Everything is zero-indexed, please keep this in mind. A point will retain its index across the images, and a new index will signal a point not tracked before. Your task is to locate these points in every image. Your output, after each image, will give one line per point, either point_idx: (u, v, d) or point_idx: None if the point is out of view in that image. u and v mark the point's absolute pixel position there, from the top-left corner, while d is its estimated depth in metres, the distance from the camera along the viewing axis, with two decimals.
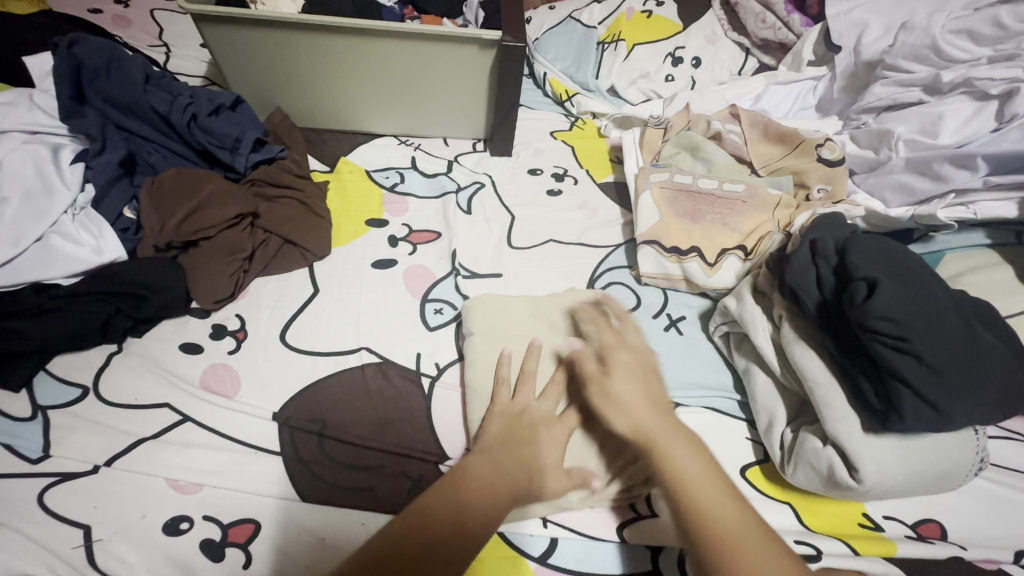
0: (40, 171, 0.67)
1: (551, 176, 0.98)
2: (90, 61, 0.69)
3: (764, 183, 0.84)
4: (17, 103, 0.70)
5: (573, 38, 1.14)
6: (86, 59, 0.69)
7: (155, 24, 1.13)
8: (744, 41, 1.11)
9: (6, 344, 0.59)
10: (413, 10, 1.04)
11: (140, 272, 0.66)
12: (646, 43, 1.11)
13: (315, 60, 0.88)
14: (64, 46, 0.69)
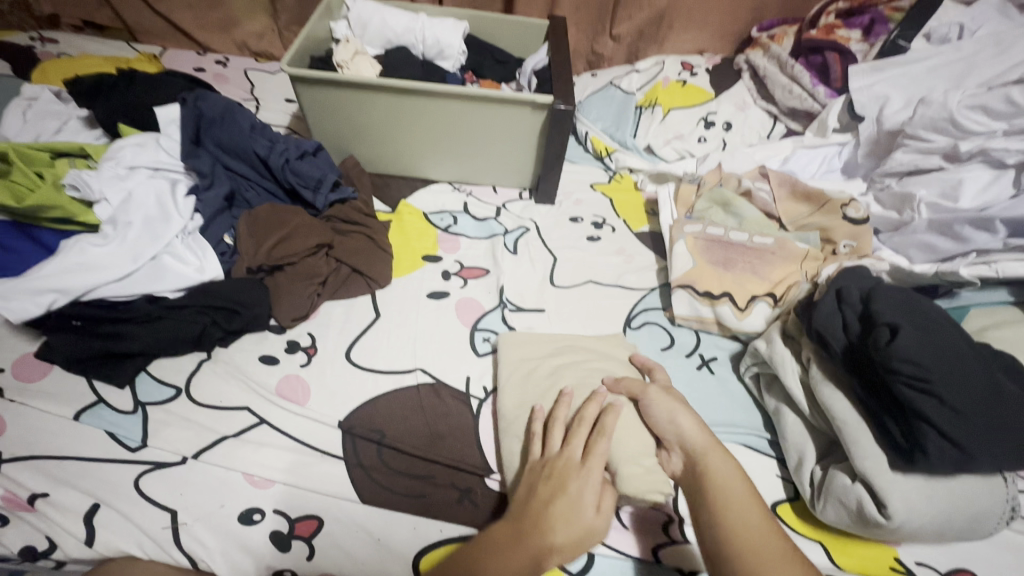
0: (160, 200, 0.78)
1: (591, 224, 1.07)
2: (210, 114, 0.83)
3: (793, 238, 0.90)
4: (146, 143, 0.82)
5: (613, 102, 1.25)
6: (207, 111, 0.82)
7: (248, 82, 1.30)
8: (773, 109, 1.21)
9: (120, 345, 0.69)
10: (472, 75, 1.18)
11: (233, 290, 0.75)
12: (681, 108, 1.22)
13: (388, 118, 1.01)
14: (192, 101, 0.83)
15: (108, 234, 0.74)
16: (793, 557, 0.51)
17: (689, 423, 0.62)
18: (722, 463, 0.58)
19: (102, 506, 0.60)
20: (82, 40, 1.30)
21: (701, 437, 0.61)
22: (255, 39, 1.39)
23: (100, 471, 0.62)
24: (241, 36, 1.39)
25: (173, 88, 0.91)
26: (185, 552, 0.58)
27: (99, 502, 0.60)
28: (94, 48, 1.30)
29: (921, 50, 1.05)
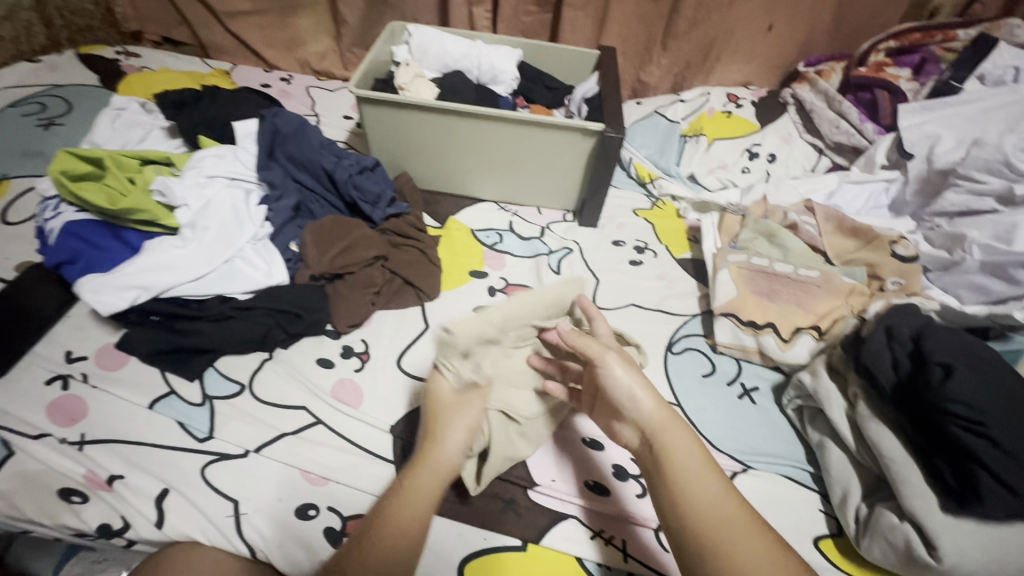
0: (235, 208, 0.84)
1: (633, 248, 1.09)
2: (285, 130, 0.89)
3: (838, 272, 0.90)
4: (225, 154, 0.89)
5: (658, 130, 1.28)
6: (283, 126, 0.89)
7: (310, 99, 1.38)
8: (818, 143, 1.21)
9: (194, 341, 0.74)
10: (523, 100, 1.23)
11: (296, 294, 0.80)
12: (725, 138, 1.24)
13: (443, 138, 1.05)
14: (270, 117, 0.89)
15: (187, 237, 0.80)
16: (760, 536, 0.53)
17: (649, 402, 0.59)
18: (678, 443, 0.57)
19: (171, 491, 0.64)
20: (162, 55, 1.41)
21: (659, 414, 0.59)
22: (318, 59, 1.48)
23: (170, 458, 0.66)
24: (305, 56, 1.48)
25: (249, 105, 0.98)
26: (245, 541, 0.61)
27: (169, 487, 0.64)
28: (173, 63, 1.40)
29: (974, 91, 1.06)
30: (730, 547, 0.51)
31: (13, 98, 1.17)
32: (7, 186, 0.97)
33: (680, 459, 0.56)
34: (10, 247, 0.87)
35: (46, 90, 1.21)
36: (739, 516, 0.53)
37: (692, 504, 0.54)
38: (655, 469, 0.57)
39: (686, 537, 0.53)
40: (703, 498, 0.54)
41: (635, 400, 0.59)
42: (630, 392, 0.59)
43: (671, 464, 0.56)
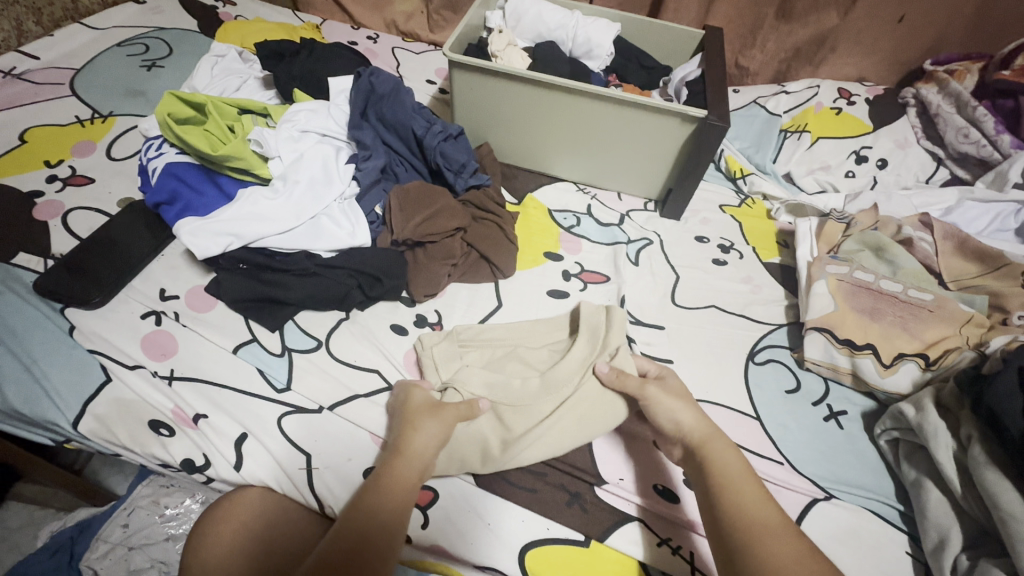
0: (325, 165, 0.84)
1: (717, 246, 1.03)
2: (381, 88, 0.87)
3: (955, 297, 0.81)
4: (318, 108, 0.88)
5: (755, 122, 1.20)
6: (378, 85, 0.87)
7: (395, 59, 1.36)
8: (938, 151, 1.10)
9: (277, 293, 0.74)
10: (616, 78, 1.17)
11: (379, 257, 0.79)
12: (831, 138, 1.13)
13: (530, 110, 1.01)
14: (366, 75, 0.87)
15: (278, 189, 0.81)
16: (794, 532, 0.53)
17: (690, 417, 0.64)
18: (723, 452, 0.61)
19: (249, 436, 0.65)
20: (257, 5, 1.42)
21: (701, 427, 0.64)
22: (404, 18, 1.45)
23: (249, 404, 0.68)
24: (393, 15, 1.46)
25: (342, 61, 0.97)
26: (315, 495, 0.63)
27: (247, 432, 0.66)
28: (266, 13, 1.41)
29: None
30: (764, 538, 0.52)
31: (120, 37, 1.21)
32: (112, 122, 1.01)
33: (725, 464, 0.60)
34: (114, 182, 0.90)
35: (150, 32, 1.24)
36: (774, 519, 0.54)
37: (730, 499, 0.56)
38: (698, 475, 0.61)
39: (723, 534, 0.54)
40: (747, 499, 0.56)
41: (678, 422, 0.65)
42: (675, 418, 0.65)
43: (717, 468, 0.59)
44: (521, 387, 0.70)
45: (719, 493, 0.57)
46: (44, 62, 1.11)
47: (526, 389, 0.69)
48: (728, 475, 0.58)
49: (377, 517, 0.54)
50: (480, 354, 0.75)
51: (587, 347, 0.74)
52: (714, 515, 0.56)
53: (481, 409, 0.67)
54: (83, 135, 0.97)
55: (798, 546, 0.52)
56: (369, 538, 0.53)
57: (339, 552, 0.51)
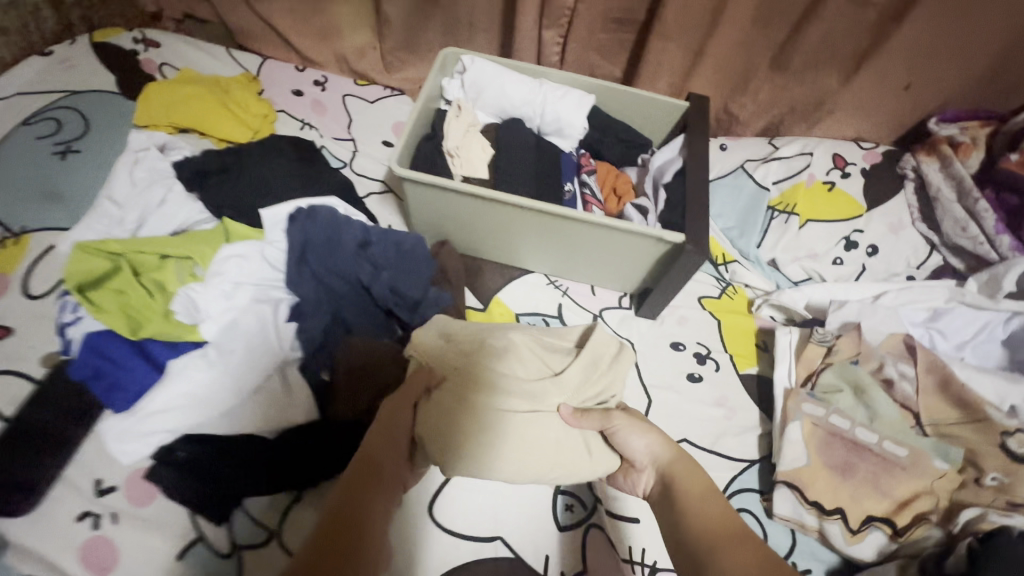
0: (262, 329, 0.77)
1: (692, 354, 0.98)
2: (316, 236, 0.81)
3: (930, 449, 0.79)
4: (254, 254, 0.80)
5: (742, 195, 1.10)
6: (313, 234, 0.80)
7: (346, 113, 1.21)
8: (934, 237, 1.03)
9: (218, 488, 0.69)
10: (589, 156, 1.05)
11: (326, 434, 0.73)
12: (821, 221, 1.05)
13: (494, 222, 0.92)
14: (302, 220, 0.81)
15: (212, 362, 0.75)
16: (748, 536, 0.58)
17: (655, 444, 0.70)
18: (684, 479, 0.67)
19: None
20: (184, 45, 1.24)
21: (665, 453, 0.70)
22: (354, 54, 1.28)
23: None
24: (342, 49, 1.28)
25: (282, 183, 0.90)
26: None
27: None
28: (195, 55, 1.23)
29: None
30: (716, 551, 0.57)
31: (27, 112, 1.06)
32: (28, 242, 0.91)
33: (687, 486, 0.65)
34: (34, 331, 0.82)
35: (61, 101, 1.09)
36: (728, 526, 0.60)
37: (689, 519, 0.62)
38: (667, 497, 0.67)
39: (689, 550, 0.59)
40: (702, 516, 0.61)
41: (649, 452, 0.70)
42: (645, 450, 0.71)
43: (679, 489, 0.66)
44: (480, 405, 0.69)
45: (677, 515, 0.63)
46: None
47: (485, 410, 0.69)
48: (689, 501, 0.64)
49: (348, 518, 0.54)
50: (471, 354, 0.73)
51: (578, 377, 0.73)
52: (676, 532, 0.63)
53: (462, 385, 0.70)
54: None
55: (752, 550, 0.56)
56: (346, 529, 0.54)
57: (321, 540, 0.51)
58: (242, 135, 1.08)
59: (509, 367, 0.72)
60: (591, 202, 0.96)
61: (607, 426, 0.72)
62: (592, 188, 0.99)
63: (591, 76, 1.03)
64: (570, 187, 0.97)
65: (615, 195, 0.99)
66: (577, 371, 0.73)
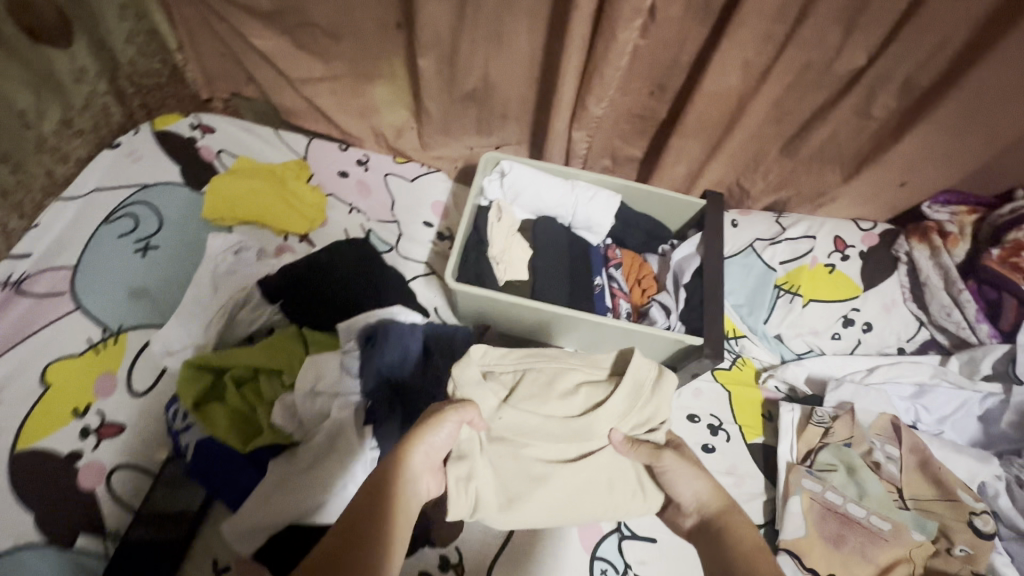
0: (346, 432, 0.88)
1: (707, 426, 1.11)
2: (390, 354, 0.92)
3: (910, 522, 0.93)
4: (333, 364, 0.91)
5: (752, 273, 1.21)
6: (388, 352, 0.91)
7: (388, 193, 1.32)
8: (922, 315, 1.16)
9: None
10: (615, 246, 1.16)
11: None
12: (821, 301, 1.17)
13: (534, 321, 1.04)
14: (378, 339, 0.92)
15: (308, 459, 0.87)
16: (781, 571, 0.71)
17: (704, 488, 0.82)
18: (734, 517, 0.79)
19: None
20: (236, 129, 1.34)
21: (716, 500, 0.81)
22: (393, 132, 1.37)
23: None
24: (380, 126, 1.36)
25: (347, 287, 1.00)
26: None
27: None
28: (247, 140, 1.33)
29: None
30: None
31: (106, 210, 1.17)
32: (126, 342, 1.03)
33: (739, 540, 0.76)
34: (144, 427, 0.96)
35: (135, 196, 1.20)
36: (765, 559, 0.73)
37: (732, 553, 0.75)
38: (711, 530, 0.80)
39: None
40: (745, 553, 0.74)
41: (696, 492, 0.82)
42: (694, 491, 0.83)
43: (726, 526, 0.79)
44: (536, 427, 0.83)
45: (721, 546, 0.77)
46: (37, 260, 1.09)
47: (542, 432, 0.83)
48: (736, 535, 0.77)
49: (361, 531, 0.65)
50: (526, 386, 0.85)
51: (622, 405, 0.84)
52: (719, 556, 0.77)
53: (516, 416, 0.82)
54: (103, 367, 1.00)
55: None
56: (352, 537, 0.65)
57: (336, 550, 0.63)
58: (301, 226, 1.20)
59: (559, 402, 0.84)
60: (618, 295, 1.09)
61: (655, 461, 0.83)
62: (618, 281, 1.11)
63: (616, 176, 1.14)
64: (600, 281, 1.09)
65: (639, 286, 1.11)
66: (617, 402, 0.84)
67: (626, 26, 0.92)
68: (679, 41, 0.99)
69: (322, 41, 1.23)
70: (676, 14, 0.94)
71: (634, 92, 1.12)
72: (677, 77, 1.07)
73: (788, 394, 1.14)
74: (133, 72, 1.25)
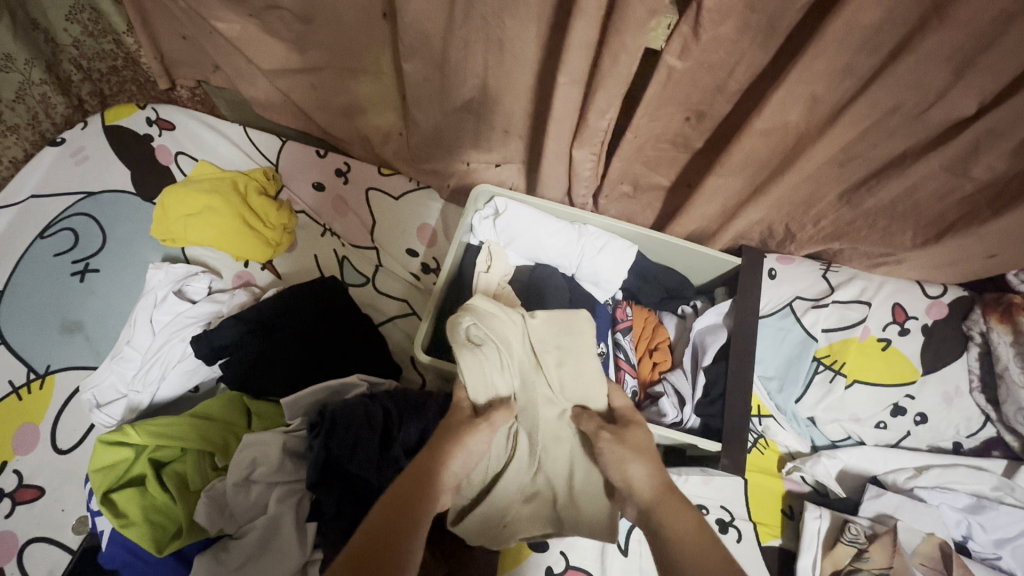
0: (283, 531, 0.74)
1: (715, 521, 0.93)
2: (338, 449, 0.75)
3: None
4: (273, 454, 0.76)
5: (787, 340, 1.01)
6: (335, 448, 0.75)
7: (368, 212, 1.14)
8: (990, 410, 0.96)
9: None
10: (627, 302, 0.98)
11: None
12: (869, 383, 0.98)
13: None
14: (327, 426, 0.76)
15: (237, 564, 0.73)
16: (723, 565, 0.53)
17: (640, 473, 0.62)
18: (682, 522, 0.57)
19: None
20: (198, 126, 1.16)
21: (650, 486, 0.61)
22: (380, 137, 1.15)
23: None
24: (365, 129, 1.15)
25: (300, 349, 0.84)
26: None
27: None
28: (208, 137, 1.16)
29: None
30: None
31: (42, 220, 1.02)
32: (52, 384, 0.91)
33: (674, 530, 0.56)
34: (65, 494, 0.84)
35: (77, 206, 1.05)
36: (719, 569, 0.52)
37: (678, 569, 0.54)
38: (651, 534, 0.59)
39: None
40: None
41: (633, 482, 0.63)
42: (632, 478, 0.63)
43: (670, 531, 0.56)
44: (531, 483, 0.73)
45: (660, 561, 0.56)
46: None
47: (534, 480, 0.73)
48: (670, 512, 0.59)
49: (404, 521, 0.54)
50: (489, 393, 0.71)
51: (508, 332, 0.73)
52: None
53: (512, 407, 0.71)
54: (22, 417, 0.88)
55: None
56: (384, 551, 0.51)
57: (354, 553, 0.50)
58: (263, 254, 1.04)
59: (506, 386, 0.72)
60: (623, 367, 0.89)
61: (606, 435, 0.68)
62: (626, 350, 0.91)
63: (633, 222, 0.95)
64: (603, 348, 0.90)
65: (650, 356, 0.93)
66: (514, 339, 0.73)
67: (632, 37, 0.70)
68: (725, 66, 0.77)
69: (294, 27, 1.02)
70: (725, 34, 0.72)
71: (665, 120, 0.90)
72: (720, 107, 0.84)
73: (814, 487, 0.98)
74: (79, 57, 1.10)
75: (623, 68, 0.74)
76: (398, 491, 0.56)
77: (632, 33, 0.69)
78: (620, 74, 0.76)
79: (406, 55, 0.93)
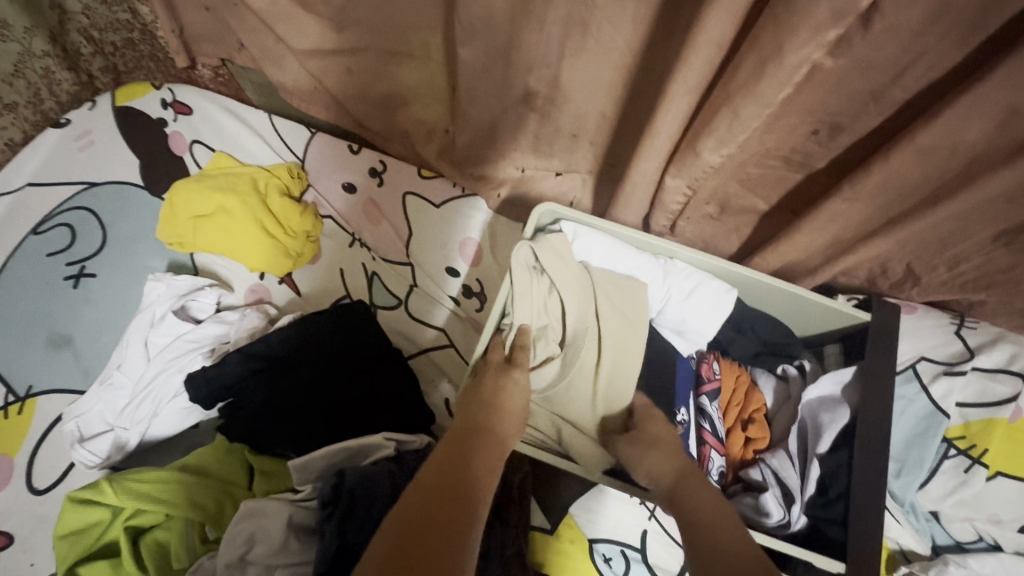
0: None
1: None
2: (357, 536, 0.59)
3: None
4: (275, 531, 0.60)
5: (909, 413, 0.82)
6: (353, 535, 0.59)
7: (405, 219, 0.98)
8: None
9: None
10: (713, 354, 0.80)
11: None
12: (1016, 477, 0.77)
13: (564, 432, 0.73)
14: (347, 498, 0.61)
15: None
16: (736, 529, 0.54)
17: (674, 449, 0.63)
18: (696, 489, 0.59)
19: None
20: (217, 110, 1.01)
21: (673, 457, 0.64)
22: (422, 133, 0.98)
23: None
24: (406, 124, 0.99)
25: (320, 393, 0.70)
26: None
27: None
28: (225, 122, 1.01)
29: None
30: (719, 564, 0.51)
31: (38, 213, 0.90)
32: (33, 409, 0.78)
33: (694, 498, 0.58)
34: (37, 544, 0.71)
35: (77, 199, 0.92)
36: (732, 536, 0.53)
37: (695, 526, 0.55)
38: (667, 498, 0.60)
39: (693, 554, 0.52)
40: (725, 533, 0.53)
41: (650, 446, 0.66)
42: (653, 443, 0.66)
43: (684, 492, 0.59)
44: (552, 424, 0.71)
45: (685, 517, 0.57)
46: None
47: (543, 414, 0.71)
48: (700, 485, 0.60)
49: (455, 470, 0.53)
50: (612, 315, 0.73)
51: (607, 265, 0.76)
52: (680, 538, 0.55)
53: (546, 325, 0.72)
54: None
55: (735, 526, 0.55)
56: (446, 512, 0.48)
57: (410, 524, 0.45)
58: (283, 265, 0.89)
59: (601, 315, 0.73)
60: (709, 442, 0.72)
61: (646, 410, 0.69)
62: (711, 418, 0.74)
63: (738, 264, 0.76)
64: (684, 415, 0.73)
65: (742, 428, 0.76)
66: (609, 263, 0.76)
67: (800, 44, 0.52)
68: (891, 66, 0.57)
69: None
70: (908, 22, 0.52)
71: (783, 132, 0.70)
72: (867, 122, 0.64)
73: None
74: (90, 27, 0.96)
75: (755, 64, 0.56)
76: (449, 455, 0.55)
77: (782, 12, 0.50)
78: (765, 96, 0.58)
79: (461, 38, 0.76)
